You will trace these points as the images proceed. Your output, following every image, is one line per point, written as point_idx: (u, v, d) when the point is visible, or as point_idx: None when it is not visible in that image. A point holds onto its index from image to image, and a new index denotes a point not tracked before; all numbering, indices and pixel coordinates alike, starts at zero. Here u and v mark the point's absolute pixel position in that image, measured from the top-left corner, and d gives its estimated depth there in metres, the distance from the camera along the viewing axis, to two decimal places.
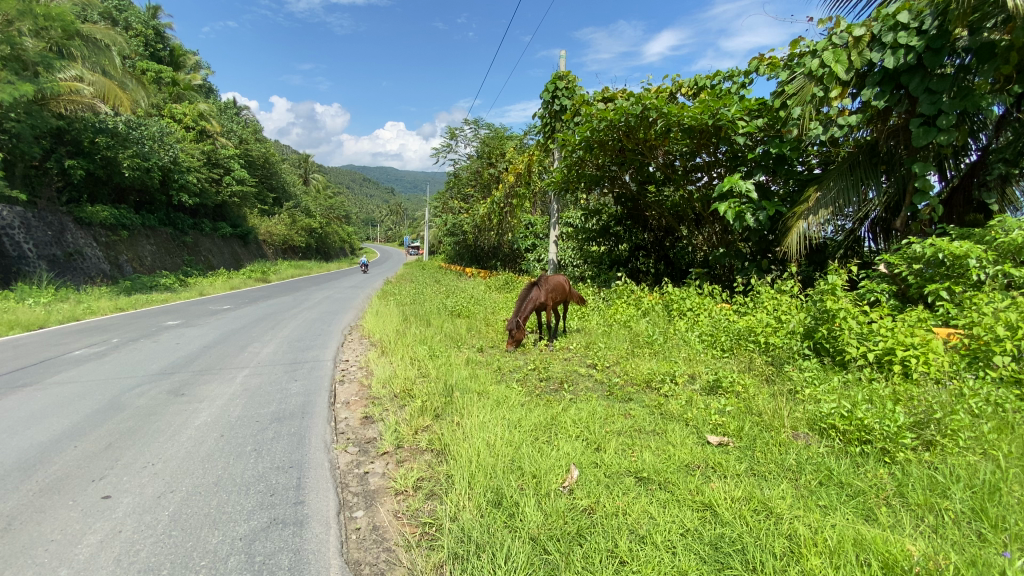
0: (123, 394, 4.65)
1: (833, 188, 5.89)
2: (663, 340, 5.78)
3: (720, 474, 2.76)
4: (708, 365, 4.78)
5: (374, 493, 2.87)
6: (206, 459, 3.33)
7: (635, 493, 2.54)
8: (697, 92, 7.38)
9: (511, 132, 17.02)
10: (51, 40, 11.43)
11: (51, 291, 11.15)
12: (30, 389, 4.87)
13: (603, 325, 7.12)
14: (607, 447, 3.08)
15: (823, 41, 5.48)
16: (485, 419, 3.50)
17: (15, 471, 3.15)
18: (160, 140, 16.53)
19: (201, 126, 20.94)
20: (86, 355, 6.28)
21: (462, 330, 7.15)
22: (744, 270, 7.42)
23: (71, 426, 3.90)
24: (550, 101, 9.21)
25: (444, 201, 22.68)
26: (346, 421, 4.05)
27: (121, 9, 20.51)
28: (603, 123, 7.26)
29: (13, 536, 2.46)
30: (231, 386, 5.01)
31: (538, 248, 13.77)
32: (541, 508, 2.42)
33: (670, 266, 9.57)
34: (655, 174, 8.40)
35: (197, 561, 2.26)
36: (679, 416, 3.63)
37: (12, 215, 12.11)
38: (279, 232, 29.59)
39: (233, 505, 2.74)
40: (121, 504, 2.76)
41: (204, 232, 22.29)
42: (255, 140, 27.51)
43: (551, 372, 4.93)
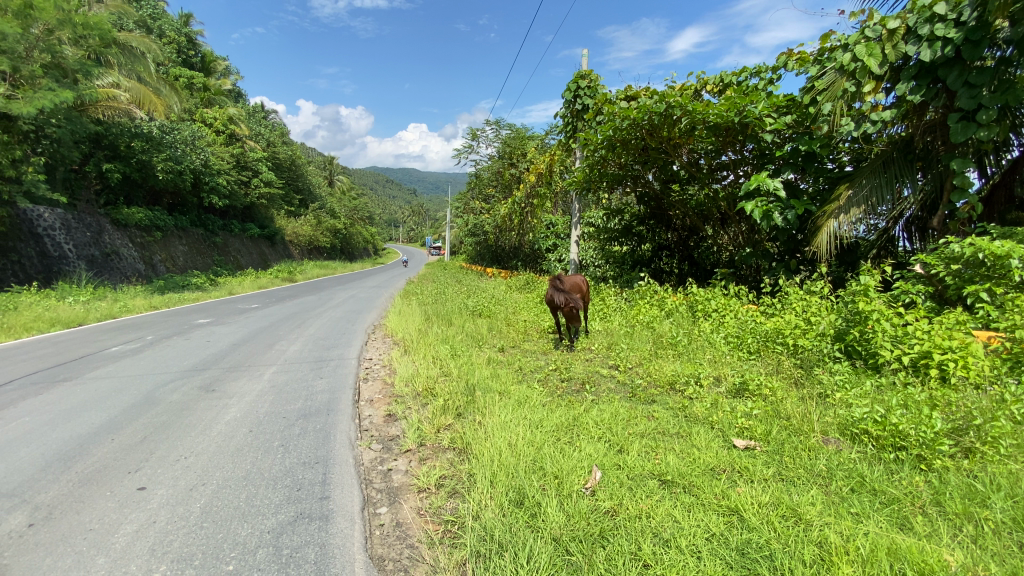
0: (156, 390, 4.81)
1: (865, 186, 5.74)
2: (687, 341, 5.70)
3: (747, 479, 2.70)
4: (734, 367, 4.68)
5: (397, 489, 2.91)
6: (235, 453, 3.41)
7: (659, 496, 2.51)
8: (723, 88, 7.25)
9: (532, 132, 17.04)
10: (89, 49, 11.86)
11: (90, 290, 11.61)
12: (69, 384, 5.07)
13: (625, 326, 7.06)
14: (630, 449, 3.04)
15: (855, 35, 5.34)
16: (508, 418, 3.51)
17: (56, 462, 3.28)
18: (192, 143, 17.06)
19: (230, 130, 21.54)
20: (122, 352, 6.53)
21: (483, 330, 7.18)
22: (771, 270, 7.24)
23: (108, 419, 4.05)
24: (571, 100, 9.18)
25: (466, 202, 22.82)
26: (370, 418, 4.11)
27: (155, 17, 21.13)
28: (625, 121, 7.18)
29: (54, 524, 2.57)
30: (258, 382, 5.14)
31: (559, 248, 13.80)
32: (563, 509, 2.41)
33: (694, 266, 9.41)
34: (679, 173, 8.25)
35: (227, 552, 2.32)
36: (704, 419, 3.57)
37: (53, 216, 12.64)
38: (305, 233, 30.23)
39: (262, 498, 2.81)
40: (156, 496, 2.86)
41: (234, 233, 22.96)
42: (282, 143, 28.19)
43: (573, 373, 4.90)
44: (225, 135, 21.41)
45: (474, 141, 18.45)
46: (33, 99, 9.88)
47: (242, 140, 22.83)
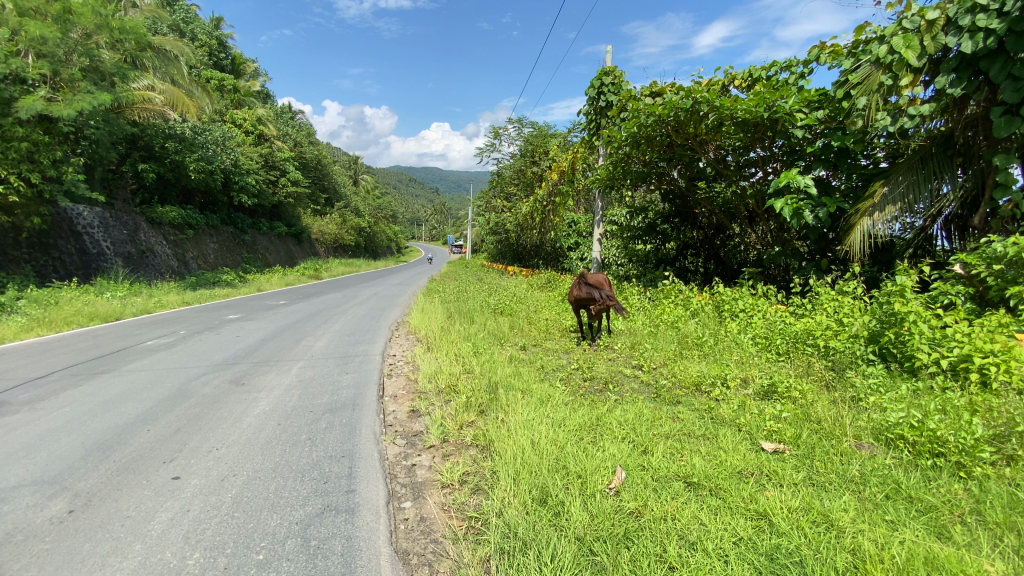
0: (189, 383, 4.97)
1: (901, 182, 5.53)
2: (713, 342, 5.60)
3: (776, 483, 2.64)
4: (762, 369, 4.57)
5: (421, 484, 2.94)
6: (264, 446, 3.50)
7: (684, 498, 2.47)
8: (751, 83, 7.09)
9: (555, 130, 16.97)
10: (125, 53, 12.28)
11: (126, 286, 12.03)
12: (107, 376, 5.27)
13: (649, 325, 6.97)
14: (655, 450, 3.00)
15: (891, 26, 5.16)
16: (531, 416, 3.50)
17: (95, 451, 3.42)
18: (223, 143, 17.51)
19: (258, 131, 22.07)
20: (157, 345, 6.76)
21: (504, 328, 7.18)
22: (801, 270, 7.04)
23: (144, 411, 4.20)
24: (595, 97, 9.10)
25: (487, 200, 22.87)
26: (394, 414, 4.16)
27: (187, 21, 21.71)
28: (650, 118, 7.08)
29: (94, 511, 2.68)
30: (286, 376, 5.25)
31: (582, 246, 13.74)
32: (587, 508, 2.39)
33: (721, 265, 9.23)
34: (705, 170, 8.09)
35: (258, 541, 2.38)
36: (731, 422, 3.49)
37: (92, 215, 13.15)
38: (331, 231, 30.81)
39: (290, 490, 2.87)
40: (189, 485, 2.95)
41: (262, 231, 23.53)
42: (309, 143, 28.72)
43: (596, 372, 4.87)
44: (253, 135, 21.92)
45: (497, 139, 18.45)
46: (73, 101, 10.21)
47: (270, 140, 23.34)
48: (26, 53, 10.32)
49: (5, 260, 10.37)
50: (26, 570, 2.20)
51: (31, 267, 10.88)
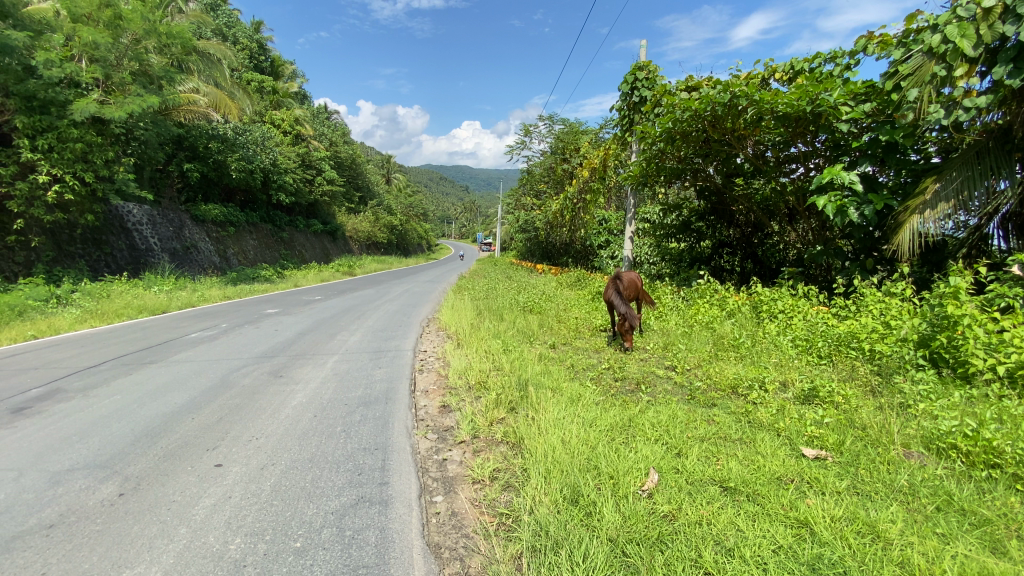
0: (230, 374, 5.16)
1: (955, 179, 5.24)
2: (751, 343, 5.45)
3: (818, 491, 2.54)
4: (803, 372, 4.41)
5: (452, 479, 2.96)
6: (301, 437, 3.60)
7: (721, 503, 2.40)
8: (793, 76, 6.85)
9: (586, 127, 16.81)
10: (172, 56, 12.84)
11: (172, 281, 12.59)
12: (155, 366, 5.53)
13: (683, 326, 6.83)
14: (689, 453, 2.94)
15: (945, 14, 4.88)
16: (561, 415, 3.48)
17: (144, 437, 3.59)
18: (262, 143, 18.10)
19: (296, 131, 22.71)
20: (201, 338, 7.05)
21: (534, 326, 7.16)
22: (844, 270, 6.76)
23: (189, 400, 4.39)
24: (629, 92, 8.94)
25: (516, 198, 22.88)
26: (425, 408, 4.22)
27: (229, 26, 22.49)
28: (686, 113, 6.91)
29: (142, 494, 2.82)
30: (321, 370, 5.39)
31: (612, 244, 13.63)
32: (619, 510, 2.36)
33: (758, 264, 8.96)
34: (743, 166, 7.87)
35: (295, 530, 2.45)
36: (770, 426, 3.38)
37: (141, 213, 13.80)
38: (364, 229, 31.49)
39: (326, 480, 2.94)
40: (230, 472, 3.07)
41: (298, 228, 24.26)
42: (344, 142, 29.39)
43: (627, 372, 4.80)
44: (291, 135, 22.55)
45: (527, 137, 18.42)
46: (123, 104, 10.71)
47: (307, 139, 23.98)
48: (80, 58, 10.88)
49: (62, 255, 10.98)
50: (80, 549, 2.32)
51: (85, 262, 11.49)
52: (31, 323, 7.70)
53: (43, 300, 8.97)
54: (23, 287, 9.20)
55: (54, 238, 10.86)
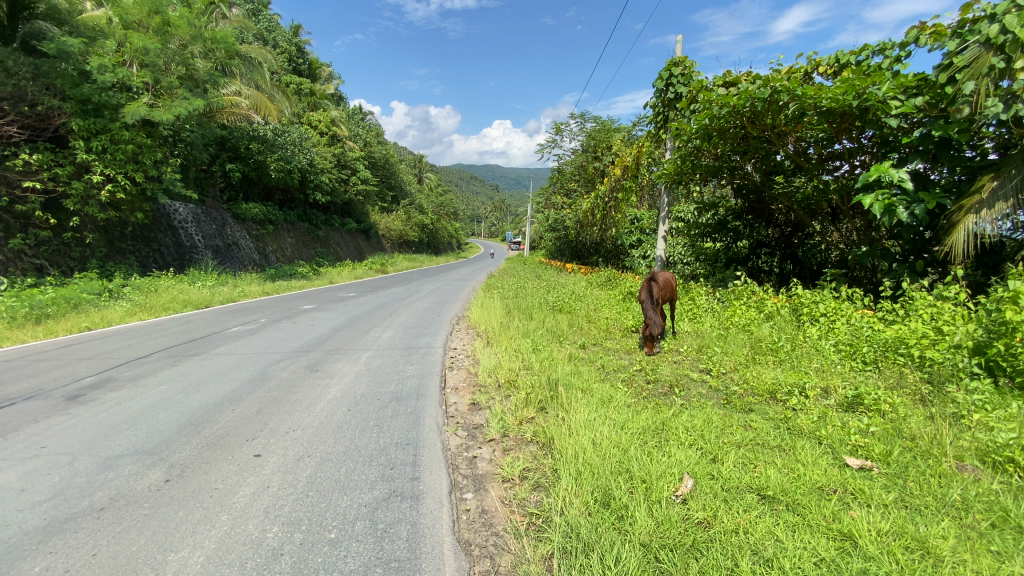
0: (268, 367, 5.33)
1: (1015, 176, 4.92)
2: (791, 347, 5.27)
3: (862, 502, 2.43)
4: (846, 378, 4.23)
5: (482, 477, 2.98)
6: (336, 430, 3.68)
7: (758, 511, 2.33)
8: (838, 70, 6.58)
9: (618, 124, 16.61)
10: (217, 61, 13.35)
11: (215, 277, 13.10)
12: (198, 358, 5.77)
13: (719, 328, 6.65)
14: (725, 459, 2.85)
15: (1005, 2, 4.61)
16: (592, 416, 3.44)
17: (189, 426, 3.75)
18: (300, 144, 18.63)
19: (332, 132, 23.27)
20: (241, 332, 7.31)
21: (563, 326, 7.11)
22: (891, 272, 6.44)
23: (229, 391, 4.56)
24: (663, 89, 8.76)
25: (546, 197, 22.78)
26: (455, 405, 4.26)
27: (270, 30, 23.30)
28: (724, 109, 6.72)
29: (187, 481, 2.94)
30: (355, 365, 5.51)
31: (644, 244, 13.45)
32: (651, 515, 2.31)
33: (798, 266, 8.66)
34: (783, 163, 7.60)
35: (330, 521, 2.51)
36: (811, 434, 3.26)
37: (187, 211, 14.42)
38: (396, 228, 32.07)
39: (359, 473, 3.00)
40: (269, 463, 3.17)
41: (334, 227, 24.89)
42: (378, 142, 29.96)
43: (660, 375, 4.72)
44: (327, 136, 23.14)
45: (558, 135, 18.30)
46: (171, 106, 11.19)
47: (342, 140, 24.54)
48: (132, 64, 11.43)
49: (114, 251, 11.57)
50: (128, 532, 2.43)
51: (135, 258, 12.07)
52: (86, 316, 8.15)
53: (97, 293, 9.47)
54: (79, 282, 9.73)
55: (107, 235, 11.46)
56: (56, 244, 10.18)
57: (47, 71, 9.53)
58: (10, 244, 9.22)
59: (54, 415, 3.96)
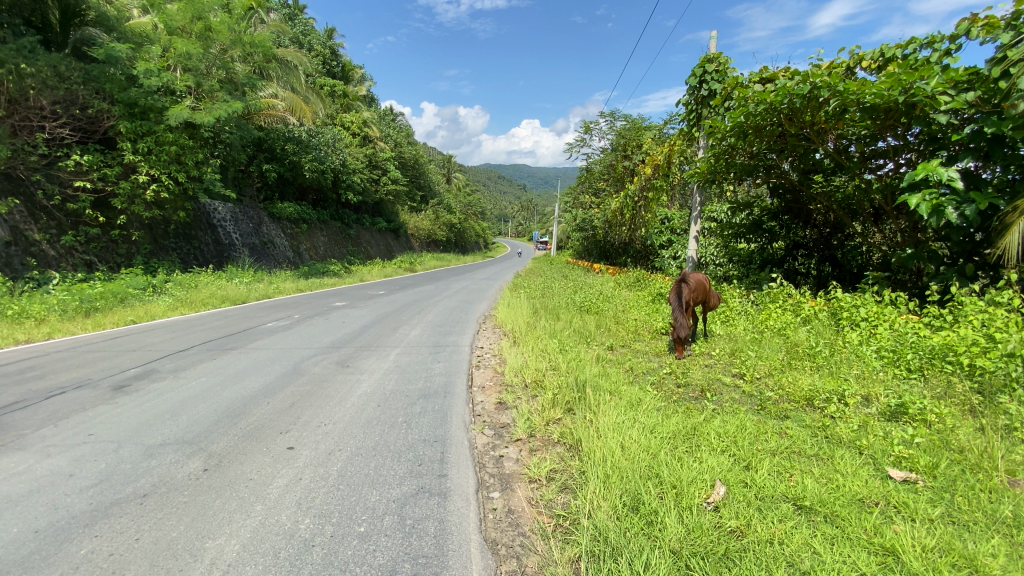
0: (301, 362, 5.48)
1: None
2: (829, 353, 5.09)
3: (906, 516, 2.32)
4: (889, 386, 4.05)
5: (509, 476, 2.98)
6: (366, 425, 3.75)
7: (794, 522, 2.25)
8: (883, 64, 6.31)
9: (649, 123, 16.37)
10: (255, 64, 13.77)
11: (251, 274, 13.54)
12: (235, 352, 5.98)
13: (752, 332, 6.47)
14: (759, 467, 2.77)
15: None
16: (621, 419, 3.39)
17: (226, 418, 3.89)
18: (333, 145, 19.07)
19: (364, 132, 23.72)
20: (275, 327, 7.54)
21: (591, 327, 7.06)
22: (939, 275, 6.13)
23: (264, 385, 4.71)
24: (697, 86, 8.59)
25: (574, 197, 22.62)
26: (482, 404, 4.28)
27: (305, 34, 23.96)
28: (760, 106, 6.54)
29: (224, 470, 3.05)
30: (385, 361, 5.60)
31: (675, 244, 13.23)
32: (682, 521, 2.26)
33: (838, 268, 8.34)
34: (823, 162, 7.34)
35: (360, 514, 2.56)
36: (851, 443, 3.13)
37: (225, 210, 14.95)
38: (425, 227, 32.47)
39: (388, 468, 3.05)
40: (301, 455, 3.25)
41: (365, 226, 25.38)
42: (408, 142, 30.38)
43: (691, 379, 4.62)
44: (360, 137, 23.61)
45: (587, 134, 18.15)
46: (212, 109, 11.59)
47: (373, 141, 24.99)
48: (176, 68, 11.91)
49: (158, 248, 12.08)
50: (169, 518, 2.54)
51: (177, 255, 12.57)
52: (132, 310, 8.54)
53: (142, 288, 9.91)
54: (125, 277, 10.21)
55: (152, 232, 11.98)
56: (105, 241, 10.71)
57: (97, 76, 10.00)
58: (62, 240, 9.73)
59: (101, 404, 4.16)
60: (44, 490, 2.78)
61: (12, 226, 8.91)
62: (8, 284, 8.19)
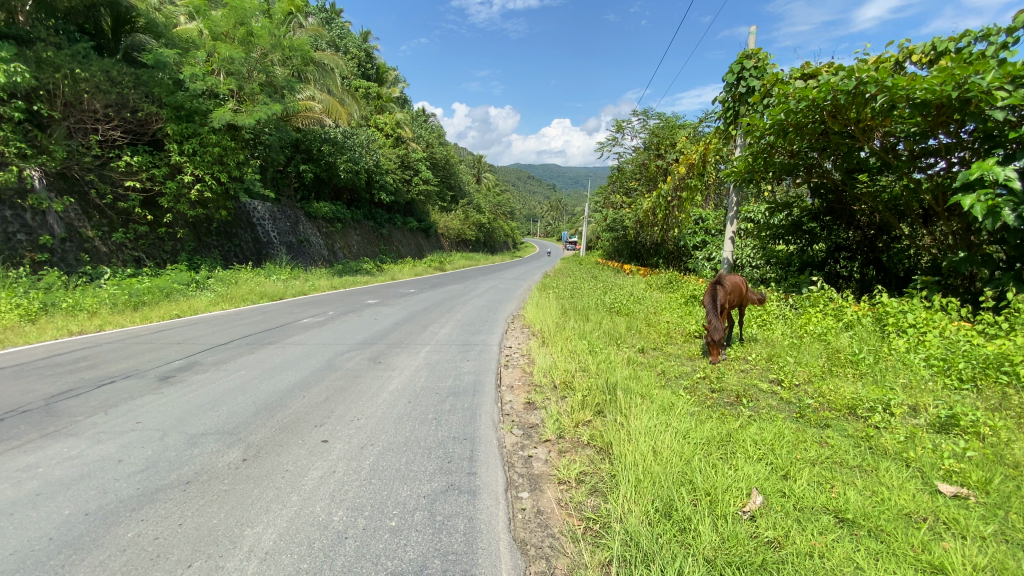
0: (335, 358, 5.61)
1: None
2: (873, 360, 4.88)
3: (957, 534, 2.20)
4: (939, 397, 3.85)
5: (538, 477, 2.98)
6: (397, 421, 3.81)
7: (836, 535, 2.17)
8: (934, 58, 6.00)
9: (684, 121, 16.06)
10: (293, 67, 14.18)
11: (288, 271, 13.95)
12: (273, 346, 6.18)
13: (791, 337, 6.26)
14: (798, 477, 2.68)
15: None
16: (653, 423, 3.33)
17: (263, 410, 4.02)
18: (367, 145, 19.47)
19: (397, 133, 24.11)
20: (311, 323, 7.75)
21: (621, 328, 6.98)
22: (994, 281, 5.79)
23: (299, 379, 4.84)
24: (734, 83, 8.38)
25: (605, 196, 22.38)
26: (511, 403, 4.29)
27: (341, 37, 24.56)
28: (801, 103, 6.32)
29: (262, 461, 3.15)
30: (415, 359, 5.68)
31: (709, 245, 12.94)
32: (716, 530, 2.21)
33: (883, 271, 7.99)
34: (868, 161, 7.05)
35: (391, 509, 2.60)
36: (897, 455, 3.00)
37: (264, 210, 15.46)
38: (455, 226, 32.78)
39: (419, 464, 3.09)
40: (335, 449, 3.33)
41: (397, 225, 25.81)
42: (439, 143, 30.73)
43: (725, 384, 4.50)
44: (393, 137, 24.02)
45: (619, 133, 17.94)
46: (253, 111, 11.98)
47: (406, 141, 25.38)
48: (220, 72, 12.38)
49: (201, 245, 12.58)
50: (210, 506, 2.64)
51: (219, 252, 13.07)
52: (176, 304, 8.93)
53: (186, 284, 10.35)
54: (170, 273, 10.67)
55: (195, 230, 12.49)
56: (152, 238, 11.22)
57: (146, 81, 10.47)
58: (114, 237, 10.24)
59: (148, 394, 4.37)
60: (95, 475, 2.94)
61: (68, 223, 9.43)
62: (64, 279, 8.68)
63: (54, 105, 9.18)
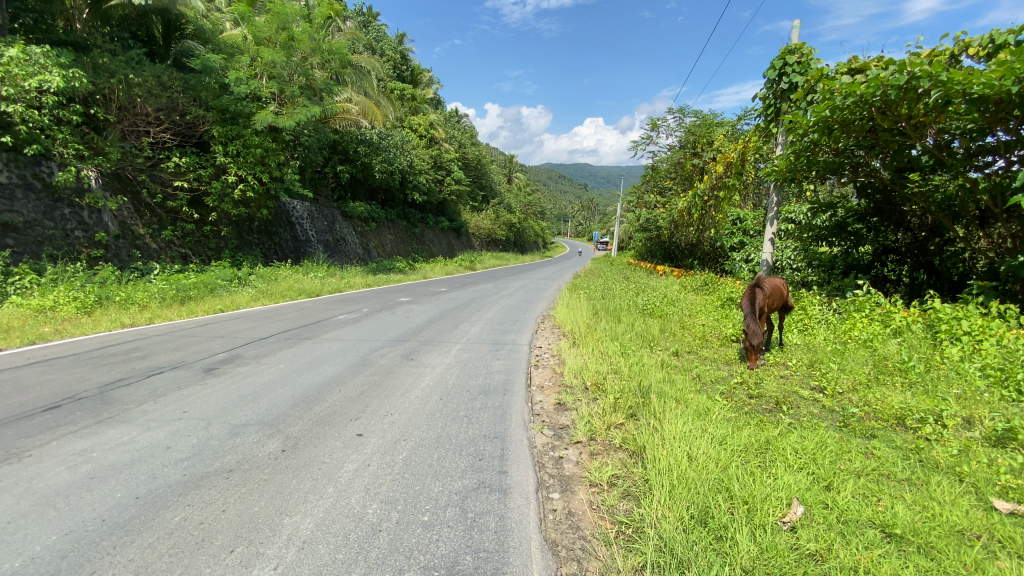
0: (369, 354, 5.73)
1: None
2: (924, 368, 4.63)
3: (1017, 554, 2.07)
4: (996, 409, 3.63)
5: (569, 478, 2.96)
6: (429, 417, 3.86)
7: (882, 550, 2.07)
8: (993, 51, 5.66)
9: (721, 119, 15.64)
10: (332, 70, 14.55)
11: (325, 269, 14.33)
12: (310, 341, 6.36)
13: (834, 343, 6.02)
14: (841, 488, 2.58)
15: None
16: (688, 427, 3.27)
17: (301, 403, 4.15)
18: (401, 146, 19.79)
19: (431, 134, 24.42)
20: (346, 320, 7.95)
21: (654, 331, 6.86)
22: None
23: (335, 373, 4.97)
24: (776, 79, 8.12)
25: (638, 196, 22.03)
26: (542, 404, 4.28)
27: (378, 40, 25.10)
28: (848, 99, 6.06)
29: (301, 452, 3.26)
30: (447, 356, 5.74)
31: (747, 247, 12.57)
32: (754, 540, 2.15)
33: (934, 275, 7.60)
34: (921, 159, 6.71)
35: (424, 504, 2.64)
36: (949, 469, 2.84)
37: (303, 209, 15.94)
38: (485, 226, 32.97)
39: (450, 461, 3.13)
40: (369, 443, 3.40)
41: (429, 224, 26.16)
42: (472, 143, 30.97)
43: (764, 390, 4.36)
44: (427, 138, 24.35)
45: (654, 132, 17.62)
46: (293, 113, 12.35)
47: (439, 141, 25.68)
48: (262, 76, 12.83)
49: (243, 243, 13.06)
50: (252, 493, 2.75)
51: (260, 250, 13.55)
52: (220, 299, 9.31)
53: (228, 280, 10.77)
54: (214, 269, 11.13)
55: (238, 228, 12.99)
56: (199, 236, 11.73)
57: (194, 85, 10.97)
58: (163, 234, 10.76)
59: (194, 384, 4.57)
60: (145, 460, 3.10)
61: (122, 221, 9.96)
62: (118, 274, 9.17)
63: (110, 109, 9.72)
